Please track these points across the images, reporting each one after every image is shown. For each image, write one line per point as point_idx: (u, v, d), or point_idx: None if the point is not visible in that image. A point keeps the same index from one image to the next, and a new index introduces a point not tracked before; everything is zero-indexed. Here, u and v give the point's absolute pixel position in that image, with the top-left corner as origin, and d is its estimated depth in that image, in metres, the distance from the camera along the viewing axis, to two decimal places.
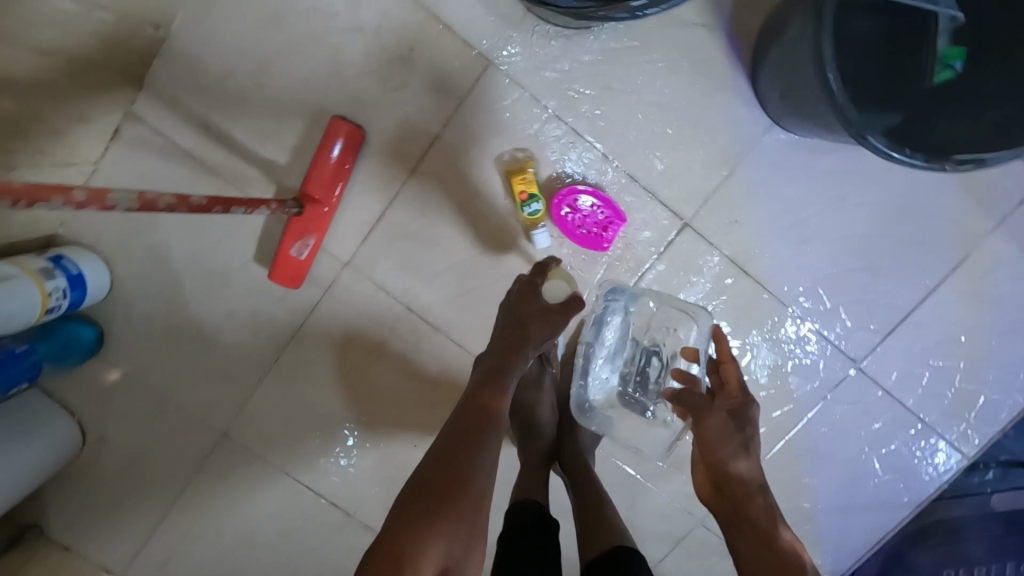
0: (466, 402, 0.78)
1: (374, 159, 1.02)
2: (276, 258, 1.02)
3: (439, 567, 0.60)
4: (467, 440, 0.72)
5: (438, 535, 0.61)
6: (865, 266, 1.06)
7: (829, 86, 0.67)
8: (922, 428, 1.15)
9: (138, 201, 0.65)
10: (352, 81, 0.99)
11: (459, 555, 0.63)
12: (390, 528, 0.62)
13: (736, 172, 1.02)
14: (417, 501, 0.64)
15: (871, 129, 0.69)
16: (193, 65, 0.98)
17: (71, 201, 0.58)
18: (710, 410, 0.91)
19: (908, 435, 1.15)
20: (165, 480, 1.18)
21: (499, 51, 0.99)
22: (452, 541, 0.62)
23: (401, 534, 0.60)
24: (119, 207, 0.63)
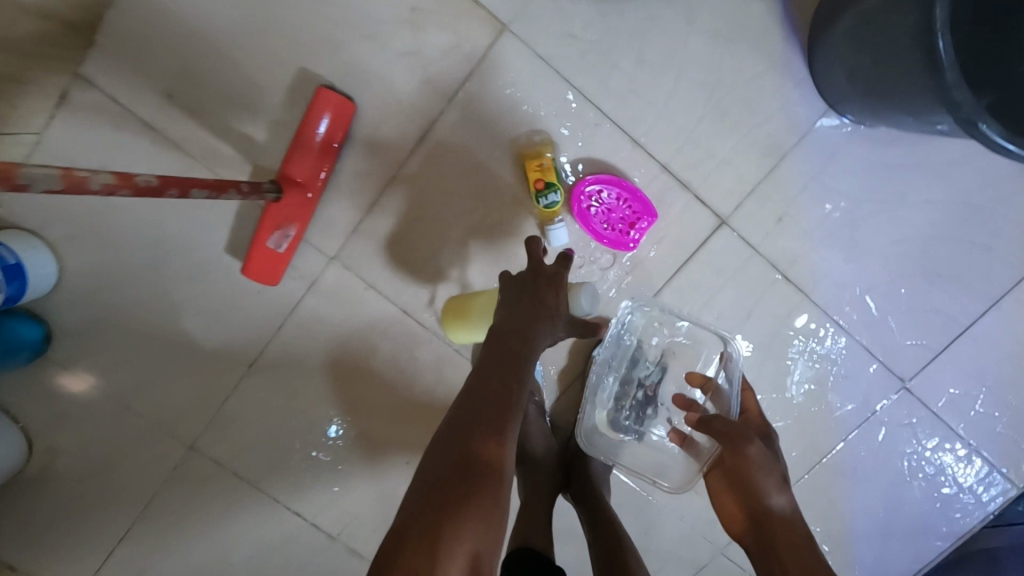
0: (486, 370, 0.69)
1: (367, 137, 0.88)
2: (251, 250, 0.88)
3: (470, 561, 0.56)
4: (502, 427, 0.64)
5: (467, 529, 0.56)
6: (922, 273, 0.94)
7: (938, 57, 0.59)
8: (969, 453, 1.04)
9: (62, 181, 0.51)
10: (344, 45, 0.85)
11: (490, 546, 0.58)
12: (416, 516, 0.57)
13: (782, 164, 0.90)
14: (442, 490, 0.58)
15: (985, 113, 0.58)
16: (156, 20, 0.83)
17: None
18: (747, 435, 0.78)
19: (954, 460, 1.04)
20: (124, 498, 1.04)
21: (517, 15, 0.85)
22: (485, 536, 0.57)
23: (435, 530, 0.55)
24: (37, 187, 0.49)
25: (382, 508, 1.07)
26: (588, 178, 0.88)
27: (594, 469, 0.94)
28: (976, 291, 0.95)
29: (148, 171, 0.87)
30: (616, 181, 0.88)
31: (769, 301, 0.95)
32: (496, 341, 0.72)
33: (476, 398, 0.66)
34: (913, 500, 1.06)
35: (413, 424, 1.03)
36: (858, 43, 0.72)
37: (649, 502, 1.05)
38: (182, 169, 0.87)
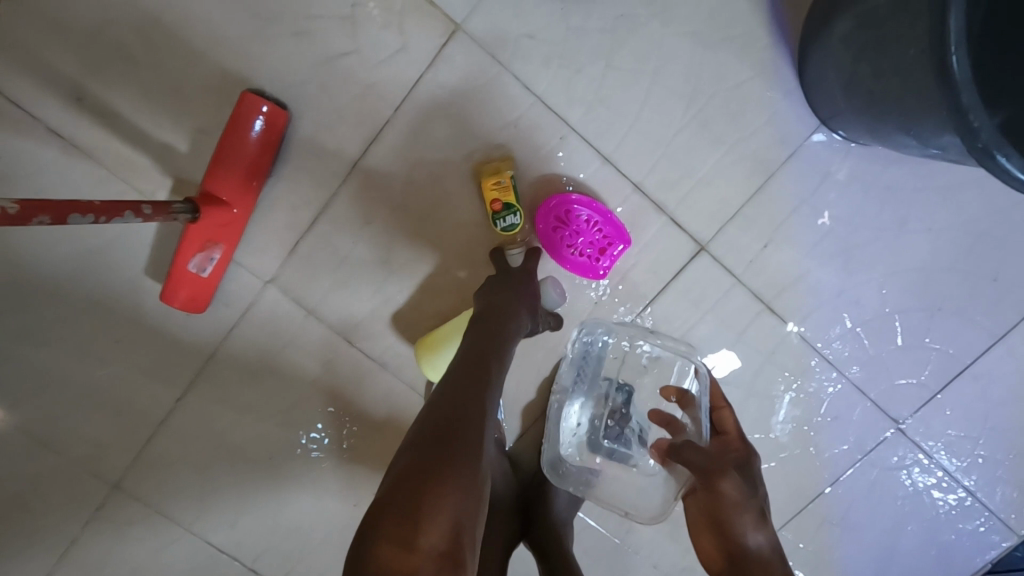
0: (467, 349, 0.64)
1: (304, 148, 0.79)
2: (171, 274, 0.78)
3: (451, 527, 0.49)
4: (479, 388, 0.59)
5: (448, 490, 0.50)
6: (921, 305, 0.86)
7: (952, 73, 0.49)
8: (968, 500, 0.96)
9: None
10: (277, 45, 0.75)
11: (472, 516, 0.51)
12: (395, 478, 0.51)
13: (769, 184, 0.81)
14: (423, 449, 0.52)
15: (1005, 142, 0.49)
16: (60, 14, 0.73)
17: None
18: (722, 469, 0.69)
19: (951, 507, 0.96)
20: (43, 539, 0.95)
21: (472, 14, 0.75)
22: (468, 503, 0.51)
23: (415, 492, 0.49)
24: None
25: (329, 552, 0.98)
26: (555, 199, 0.78)
27: (556, 518, 0.85)
28: (980, 326, 0.87)
29: (54, 184, 0.77)
30: (587, 203, 0.78)
31: (753, 334, 0.86)
32: (473, 331, 0.67)
33: (455, 370, 0.62)
34: (908, 548, 0.98)
35: (362, 462, 0.94)
36: (854, 53, 0.63)
37: (619, 549, 0.96)
38: (94, 182, 0.78)
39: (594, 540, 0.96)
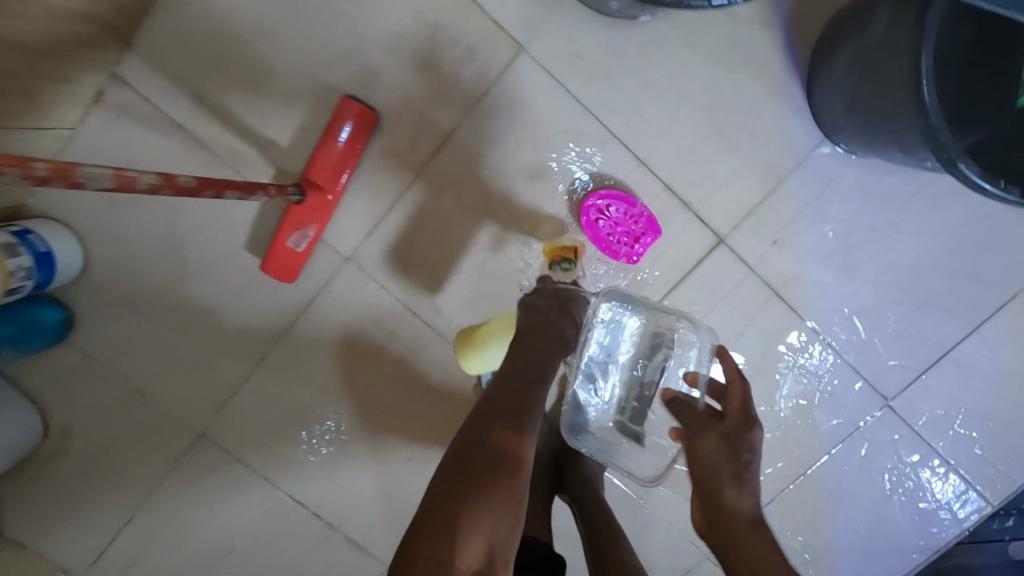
0: (506, 374, 0.75)
1: (386, 145, 0.93)
2: (270, 248, 0.93)
3: (486, 546, 0.61)
4: (524, 419, 0.70)
5: (485, 514, 0.61)
6: (909, 297, 0.99)
7: (924, 102, 0.63)
8: (948, 472, 1.08)
9: (113, 180, 0.56)
10: (369, 58, 0.89)
11: (504, 535, 0.63)
12: (439, 498, 0.62)
13: (779, 188, 0.94)
14: (465, 475, 0.63)
15: (964, 156, 0.63)
16: (191, 28, 0.87)
17: (31, 176, 0.48)
18: (702, 431, 0.76)
19: (933, 479, 1.09)
20: (134, 481, 1.09)
21: (535, 36, 0.89)
22: (504, 523, 0.63)
23: (461, 509, 0.61)
24: (91, 185, 0.54)
25: (383, 502, 1.10)
26: (598, 194, 0.92)
27: (589, 472, 0.98)
28: (960, 316, 1.00)
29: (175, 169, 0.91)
30: (624, 197, 0.93)
31: (762, 318, 1.00)
32: (513, 357, 0.77)
33: (499, 393, 0.72)
34: (895, 515, 1.10)
35: (416, 422, 1.07)
36: (854, 80, 0.77)
37: (640, 507, 1.09)
38: (207, 169, 0.91)
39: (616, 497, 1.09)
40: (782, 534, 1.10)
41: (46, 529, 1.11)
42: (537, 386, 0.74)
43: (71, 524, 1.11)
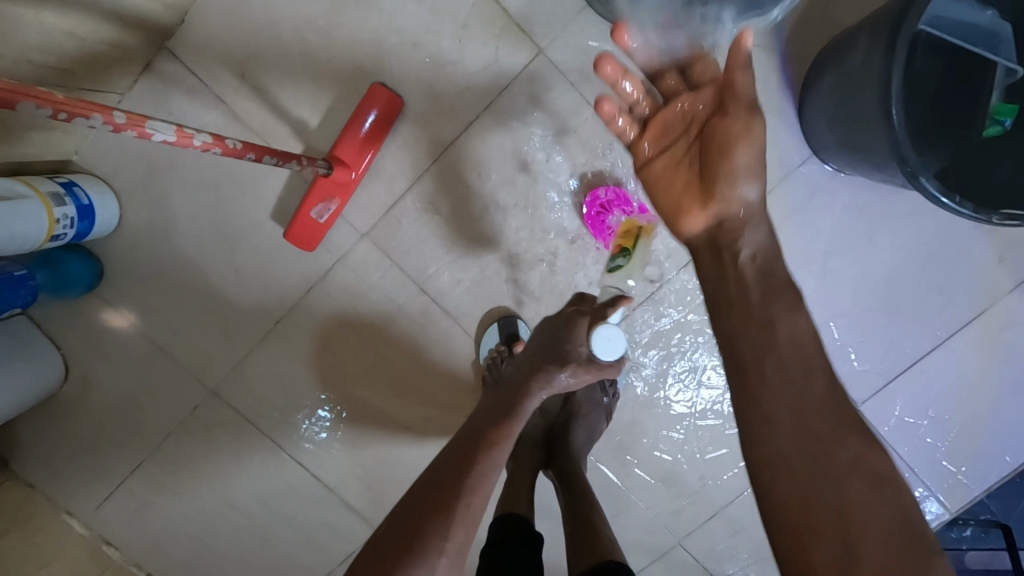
0: (476, 427, 0.81)
1: (408, 131, 1.00)
2: (293, 218, 1.00)
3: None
4: (481, 472, 0.74)
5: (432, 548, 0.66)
6: (882, 306, 1.07)
7: (891, 120, 0.71)
8: (910, 477, 1.15)
9: (174, 134, 0.64)
10: (400, 50, 0.97)
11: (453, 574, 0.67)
12: (389, 533, 0.69)
13: (768, 197, 1.02)
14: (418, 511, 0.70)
15: (924, 171, 0.71)
16: (238, 10, 0.95)
17: (111, 122, 0.57)
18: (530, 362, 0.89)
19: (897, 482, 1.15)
20: (147, 431, 1.16)
21: (553, 41, 0.97)
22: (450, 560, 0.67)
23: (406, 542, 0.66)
24: (156, 136, 0.63)
25: (379, 469, 1.16)
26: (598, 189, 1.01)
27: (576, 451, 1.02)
28: (928, 327, 1.07)
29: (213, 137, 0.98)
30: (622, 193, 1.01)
31: None
32: (490, 413, 0.83)
33: (469, 442, 0.79)
34: None
35: (416, 394, 1.13)
36: (836, 100, 0.85)
37: (619, 488, 1.16)
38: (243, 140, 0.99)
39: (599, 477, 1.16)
40: (750, 524, 1.17)
41: (60, 471, 1.18)
42: (506, 441, 0.79)
43: (86, 468, 1.18)
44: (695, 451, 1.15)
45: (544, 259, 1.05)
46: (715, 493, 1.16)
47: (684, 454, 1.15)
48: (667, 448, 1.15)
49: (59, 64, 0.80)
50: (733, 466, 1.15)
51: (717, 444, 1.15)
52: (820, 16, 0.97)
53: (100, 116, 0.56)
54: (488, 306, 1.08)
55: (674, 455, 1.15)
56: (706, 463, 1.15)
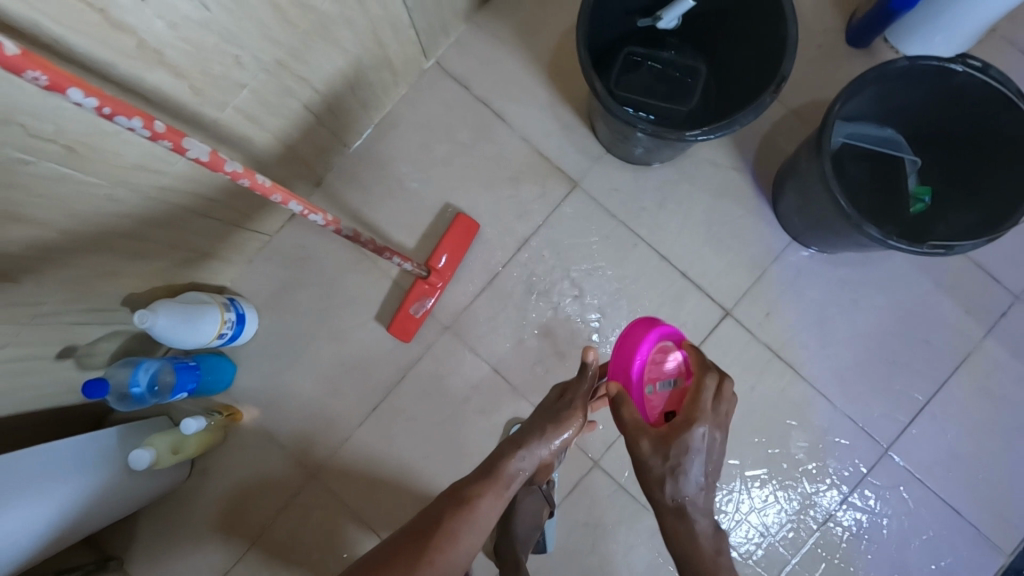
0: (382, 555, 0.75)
1: (480, 246, 1.31)
2: (395, 316, 1.27)
3: None
4: None
5: None
6: (881, 359, 1.25)
7: (843, 208, 0.98)
8: (946, 516, 1.22)
9: (353, 233, 0.99)
10: (473, 191, 1.32)
11: None
12: None
13: (766, 274, 1.27)
14: None
15: (889, 234, 0.96)
16: (359, 172, 1.32)
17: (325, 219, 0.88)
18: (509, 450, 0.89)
19: (924, 535, 1.22)
20: (251, 519, 1.28)
21: (584, 177, 1.31)
22: None
23: None
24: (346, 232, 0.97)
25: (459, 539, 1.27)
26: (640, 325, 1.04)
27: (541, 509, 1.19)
28: (925, 373, 1.24)
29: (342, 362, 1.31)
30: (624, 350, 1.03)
31: (770, 378, 1.25)
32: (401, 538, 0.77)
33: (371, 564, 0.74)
34: (918, 561, 1.21)
35: None
36: (800, 198, 1.15)
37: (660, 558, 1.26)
38: (358, 262, 1.31)
39: (659, 548, 1.26)
40: None
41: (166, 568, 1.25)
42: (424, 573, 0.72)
43: (193, 562, 1.26)
44: (731, 519, 1.23)
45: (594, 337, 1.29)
46: (776, 549, 1.22)
47: (760, 521, 1.23)
48: (739, 517, 1.23)
49: (241, 211, 1.12)
50: (785, 518, 1.23)
51: (737, 515, 1.23)
52: (775, 143, 1.29)
53: (317, 213, 0.86)
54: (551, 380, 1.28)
55: (724, 507, 1.23)
56: (788, 524, 1.23)
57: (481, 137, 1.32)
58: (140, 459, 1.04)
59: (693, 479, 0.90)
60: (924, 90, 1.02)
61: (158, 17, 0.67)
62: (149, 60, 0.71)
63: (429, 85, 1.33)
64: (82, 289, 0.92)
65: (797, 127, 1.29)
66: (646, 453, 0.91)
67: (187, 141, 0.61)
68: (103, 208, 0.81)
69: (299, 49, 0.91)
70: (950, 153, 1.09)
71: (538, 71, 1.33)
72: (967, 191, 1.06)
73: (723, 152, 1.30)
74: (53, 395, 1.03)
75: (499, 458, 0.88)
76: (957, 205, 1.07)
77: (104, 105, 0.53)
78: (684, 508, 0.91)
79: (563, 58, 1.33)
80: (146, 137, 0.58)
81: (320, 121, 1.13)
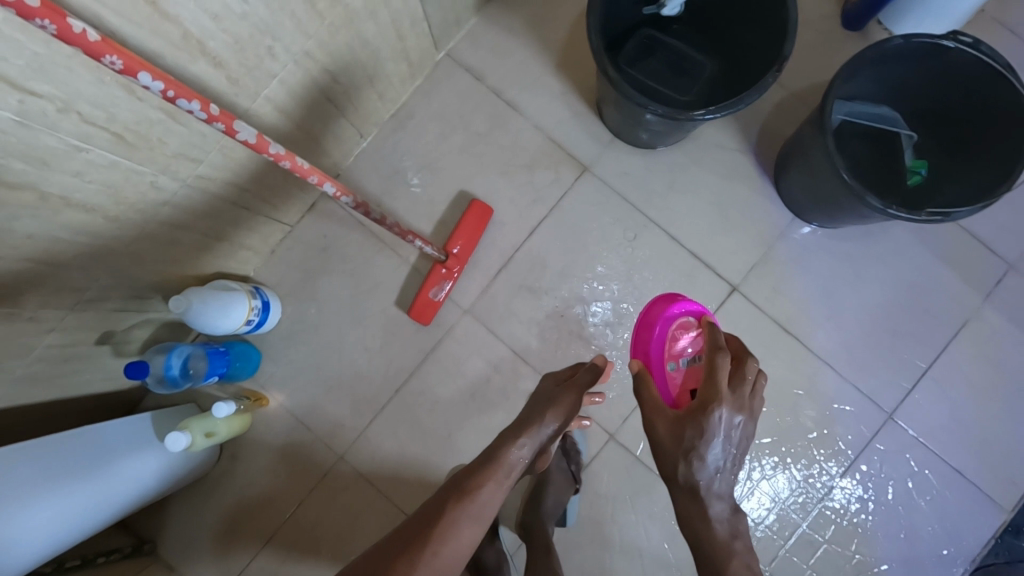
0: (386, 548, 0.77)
1: (496, 231, 1.35)
2: (415, 300, 1.31)
3: None
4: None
5: None
6: (884, 328, 1.30)
7: (845, 181, 1.03)
8: (949, 476, 1.27)
9: (379, 216, 1.04)
10: (487, 178, 1.36)
11: None
12: None
13: (772, 250, 1.32)
14: None
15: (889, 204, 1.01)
16: (376, 162, 1.36)
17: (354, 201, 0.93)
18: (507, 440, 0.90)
19: (929, 496, 1.27)
20: (279, 501, 1.32)
21: (594, 162, 1.36)
22: None
23: None
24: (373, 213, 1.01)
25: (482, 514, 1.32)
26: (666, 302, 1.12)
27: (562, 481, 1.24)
28: (926, 340, 1.29)
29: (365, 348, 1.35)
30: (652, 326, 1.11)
31: (778, 349, 1.30)
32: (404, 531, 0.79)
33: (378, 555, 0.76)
34: (924, 521, 1.26)
35: None
36: (803, 175, 1.19)
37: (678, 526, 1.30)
38: (377, 249, 1.36)
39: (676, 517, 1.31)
40: (836, 548, 1.26)
41: (199, 550, 1.29)
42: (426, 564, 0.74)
43: (226, 543, 1.30)
44: (744, 487, 1.28)
45: (608, 316, 1.33)
46: (787, 514, 1.27)
47: (771, 488, 1.28)
48: (751, 484, 1.28)
49: (267, 200, 1.17)
50: (796, 485, 1.28)
51: (750, 482, 1.28)
52: (777, 124, 1.34)
53: (348, 195, 0.91)
54: (567, 358, 1.33)
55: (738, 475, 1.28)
56: (798, 489, 1.28)
57: (493, 126, 1.37)
58: (176, 441, 1.06)
59: (710, 462, 0.91)
60: (919, 67, 1.07)
61: (201, 10, 0.71)
62: (192, 51, 0.75)
63: (441, 76, 1.37)
64: (124, 276, 0.96)
65: (798, 108, 1.34)
66: (662, 435, 0.95)
67: (237, 124, 0.66)
68: (145, 196, 0.85)
69: (326, 42, 0.96)
70: (945, 127, 1.14)
71: (546, 61, 1.38)
72: (963, 163, 1.11)
73: (727, 134, 1.35)
74: (93, 381, 1.07)
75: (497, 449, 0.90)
76: (953, 176, 1.12)
77: (168, 89, 0.58)
78: (699, 491, 0.92)
79: (570, 48, 1.38)
80: (202, 119, 0.63)
81: (341, 112, 1.17)
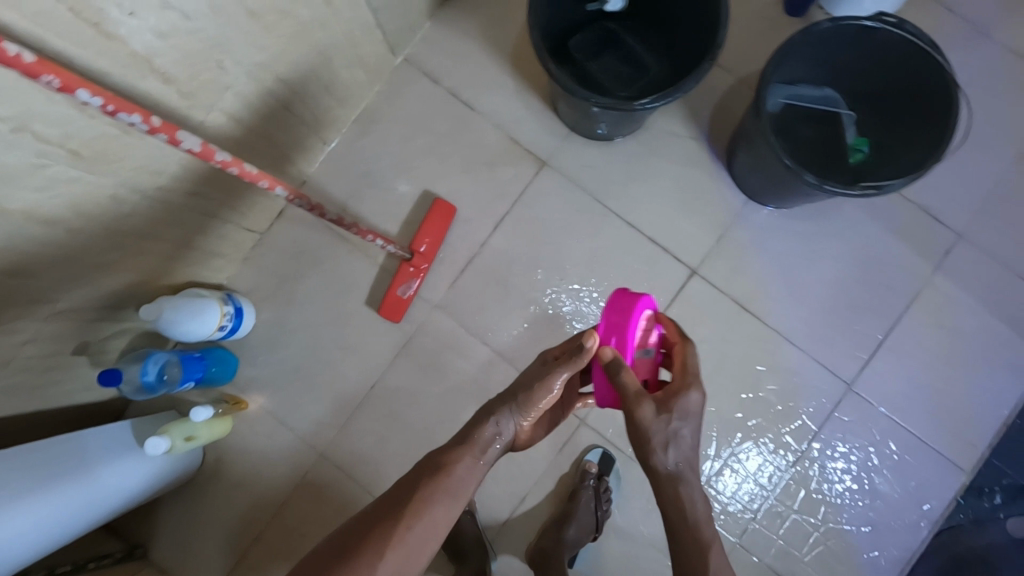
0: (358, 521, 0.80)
1: (461, 227, 1.39)
2: (384, 298, 1.35)
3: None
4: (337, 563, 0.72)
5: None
6: (840, 301, 1.34)
7: (784, 162, 1.07)
8: (910, 442, 1.31)
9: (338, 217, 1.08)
10: (449, 177, 1.40)
11: None
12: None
13: (728, 232, 1.36)
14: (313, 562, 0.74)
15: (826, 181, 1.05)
16: (341, 167, 1.40)
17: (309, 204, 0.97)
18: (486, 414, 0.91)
19: (892, 462, 1.31)
20: (263, 501, 1.35)
21: (552, 155, 1.40)
22: None
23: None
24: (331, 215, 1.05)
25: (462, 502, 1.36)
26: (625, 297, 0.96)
27: None
28: (882, 311, 1.34)
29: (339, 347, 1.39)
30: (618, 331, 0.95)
31: (739, 327, 1.34)
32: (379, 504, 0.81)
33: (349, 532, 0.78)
34: (888, 486, 1.30)
35: None
36: (750, 157, 1.24)
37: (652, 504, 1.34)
38: (346, 251, 1.40)
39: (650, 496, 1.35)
40: (805, 517, 1.30)
41: (189, 552, 1.33)
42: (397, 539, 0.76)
43: (214, 544, 1.34)
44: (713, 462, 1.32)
45: (572, 304, 1.37)
46: (756, 487, 1.31)
47: (740, 462, 1.32)
48: (720, 459, 1.32)
49: (233, 209, 1.21)
50: (763, 458, 1.32)
51: (719, 458, 1.32)
52: (727, 110, 1.38)
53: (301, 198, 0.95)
54: (536, 347, 1.37)
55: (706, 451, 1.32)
56: (765, 462, 1.32)
57: (452, 126, 1.41)
58: (155, 445, 1.09)
59: None
60: (851, 48, 1.11)
61: (148, 29, 0.75)
62: (141, 68, 0.79)
63: (400, 80, 1.41)
64: (95, 286, 1.00)
65: (746, 94, 1.38)
66: None
67: (180, 134, 0.70)
68: (108, 208, 0.89)
69: (277, 54, 1.00)
70: (883, 103, 1.18)
71: (501, 61, 1.42)
72: (900, 137, 1.15)
73: (680, 122, 1.39)
74: (73, 390, 1.11)
75: (477, 423, 0.92)
76: (892, 151, 1.16)
77: (108, 104, 0.62)
78: None
79: (524, 46, 1.42)
80: (145, 131, 0.67)
81: (301, 120, 1.22)
